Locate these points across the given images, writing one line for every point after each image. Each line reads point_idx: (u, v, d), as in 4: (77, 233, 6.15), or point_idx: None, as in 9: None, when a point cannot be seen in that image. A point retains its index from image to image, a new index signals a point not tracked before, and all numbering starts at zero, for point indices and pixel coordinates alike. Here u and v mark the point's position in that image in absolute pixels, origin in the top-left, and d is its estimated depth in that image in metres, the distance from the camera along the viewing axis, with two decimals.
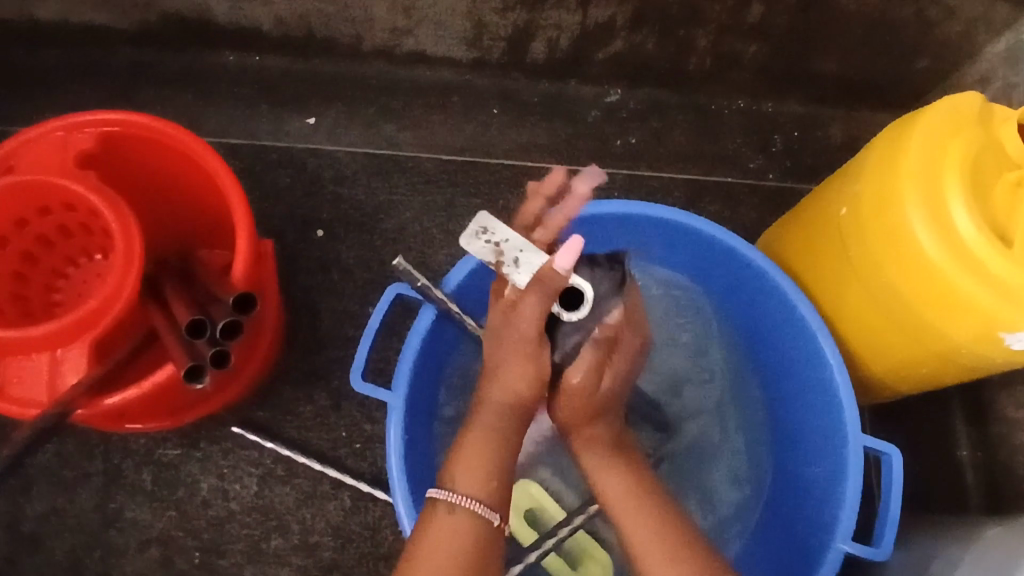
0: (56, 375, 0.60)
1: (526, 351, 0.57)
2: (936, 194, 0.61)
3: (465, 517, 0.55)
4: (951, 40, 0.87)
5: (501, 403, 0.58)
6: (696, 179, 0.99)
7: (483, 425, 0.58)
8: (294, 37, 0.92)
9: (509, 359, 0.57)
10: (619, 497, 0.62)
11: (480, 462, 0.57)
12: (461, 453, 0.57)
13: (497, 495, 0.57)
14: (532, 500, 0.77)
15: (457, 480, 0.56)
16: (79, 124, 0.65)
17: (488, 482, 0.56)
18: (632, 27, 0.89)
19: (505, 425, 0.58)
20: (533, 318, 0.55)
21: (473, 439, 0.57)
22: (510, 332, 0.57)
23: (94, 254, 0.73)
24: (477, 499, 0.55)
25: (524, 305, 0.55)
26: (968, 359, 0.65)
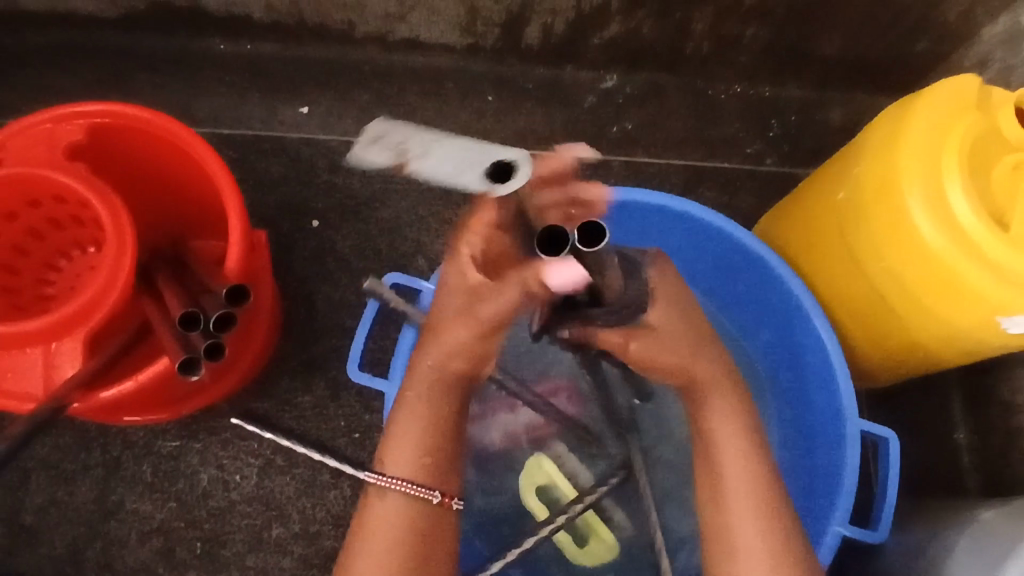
0: (51, 368, 0.60)
1: (486, 336, 0.55)
2: (935, 177, 0.61)
3: (402, 500, 0.53)
4: (951, 22, 0.86)
5: (441, 377, 0.56)
6: (693, 164, 0.98)
7: (418, 401, 0.55)
8: (286, 24, 0.91)
9: (461, 335, 0.55)
10: (710, 411, 0.58)
11: (408, 436, 0.55)
12: (394, 435, 0.56)
13: (433, 473, 0.55)
14: (545, 475, 0.78)
15: (388, 462, 0.55)
16: (67, 116, 0.64)
17: (420, 461, 0.54)
18: (629, 11, 0.88)
19: (442, 397, 0.56)
20: (503, 306, 0.54)
21: (405, 418, 0.55)
22: (470, 313, 0.54)
23: (87, 246, 0.73)
24: (411, 480, 0.54)
25: (499, 292, 0.53)
26: (965, 343, 0.65)
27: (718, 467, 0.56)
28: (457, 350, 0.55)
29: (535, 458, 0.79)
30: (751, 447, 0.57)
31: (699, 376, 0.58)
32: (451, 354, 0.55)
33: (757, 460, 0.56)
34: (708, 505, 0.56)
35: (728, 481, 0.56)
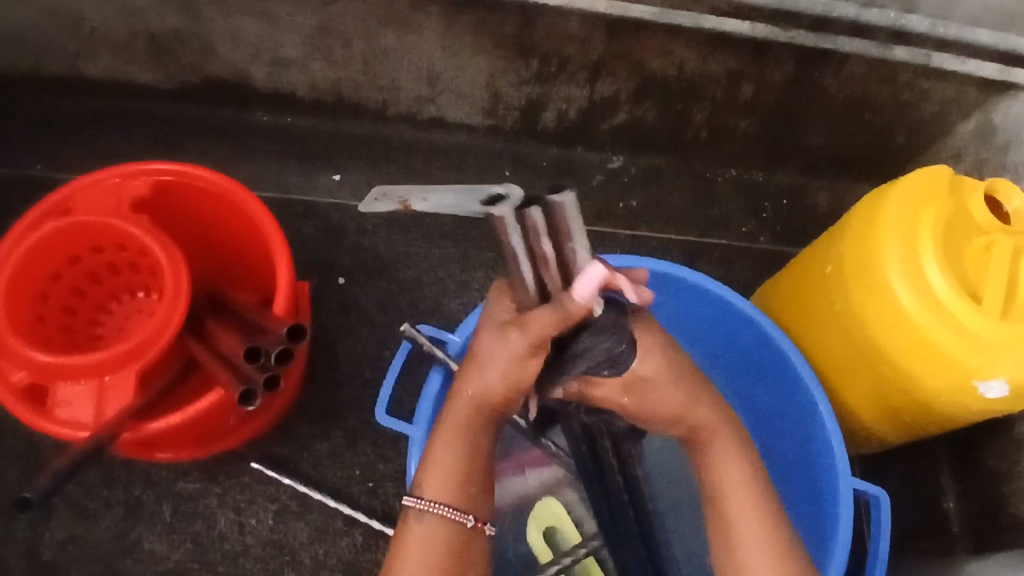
0: (101, 401, 0.64)
1: (531, 363, 0.56)
2: (913, 255, 0.68)
3: (439, 523, 0.57)
4: (927, 120, 0.96)
5: (485, 412, 0.58)
6: (694, 240, 1.06)
7: (458, 433, 0.58)
8: (325, 100, 1.00)
9: (505, 367, 0.57)
10: (716, 460, 0.62)
11: (444, 465, 0.58)
12: (429, 465, 0.58)
13: (471, 499, 0.58)
14: (553, 517, 0.83)
15: (426, 490, 0.58)
16: (134, 172, 0.72)
17: (456, 488, 0.58)
18: (636, 102, 0.97)
19: (480, 427, 0.59)
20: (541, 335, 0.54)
21: (440, 448, 0.58)
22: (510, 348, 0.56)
23: (137, 291, 0.79)
24: (449, 506, 0.57)
25: (538, 320, 0.54)
26: (945, 406, 0.71)
27: (727, 516, 0.61)
28: (501, 385, 0.57)
29: (544, 501, 0.83)
30: (760, 496, 0.61)
31: (702, 422, 0.63)
32: (493, 391, 0.57)
33: (769, 506, 0.60)
34: (722, 548, 0.60)
35: (744, 537, 0.59)
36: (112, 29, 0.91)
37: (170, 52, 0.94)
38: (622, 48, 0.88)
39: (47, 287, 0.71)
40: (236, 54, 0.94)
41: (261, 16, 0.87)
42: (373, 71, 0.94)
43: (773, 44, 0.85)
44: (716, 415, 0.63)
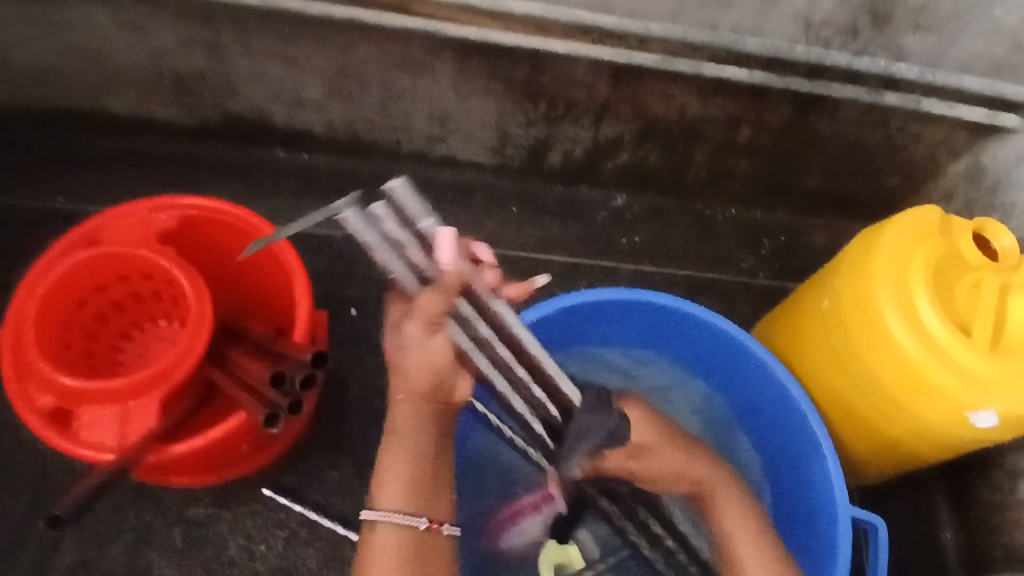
0: (125, 424, 0.66)
1: (440, 348, 0.57)
2: (905, 292, 0.71)
3: (392, 531, 0.60)
4: (919, 161, 1.00)
5: (419, 409, 0.61)
6: (694, 275, 1.09)
7: (403, 435, 0.61)
8: (341, 139, 1.05)
9: (420, 359, 0.58)
10: (720, 495, 0.70)
11: (395, 478, 0.61)
12: (383, 477, 0.61)
13: (422, 501, 0.61)
14: (562, 552, 0.85)
15: (381, 499, 0.61)
16: (162, 206, 0.75)
17: (405, 495, 0.60)
18: (639, 143, 1.02)
19: (422, 427, 0.62)
20: (432, 314, 0.54)
21: (390, 453, 0.61)
22: (417, 339, 0.56)
23: (159, 319, 0.82)
24: (399, 511, 0.60)
25: (420, 300, 0.54)
26: (938, 437, 0.73)
27: (731, 546, 0.68)
28: (423, 375, 0.59)
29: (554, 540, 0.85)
30: (745, 506, 0.70)
31: (701, 479, 0.71)
32: (418, 386, 0.60)
33: (767, 542, 0.67)
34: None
35: (743, 554, 0.67)
36: (142, 70, 0.95)
37: (195, 92, 0.99)
38: (626, 92, 0.93)
39: (74, 313, 0.74)
40: (258, 96, 0.99)
41: (285, 59, 0.92)
42: (387, 112, 0.99)
43: (770, 89, 0.89)
44: (710, 472, 0.71)
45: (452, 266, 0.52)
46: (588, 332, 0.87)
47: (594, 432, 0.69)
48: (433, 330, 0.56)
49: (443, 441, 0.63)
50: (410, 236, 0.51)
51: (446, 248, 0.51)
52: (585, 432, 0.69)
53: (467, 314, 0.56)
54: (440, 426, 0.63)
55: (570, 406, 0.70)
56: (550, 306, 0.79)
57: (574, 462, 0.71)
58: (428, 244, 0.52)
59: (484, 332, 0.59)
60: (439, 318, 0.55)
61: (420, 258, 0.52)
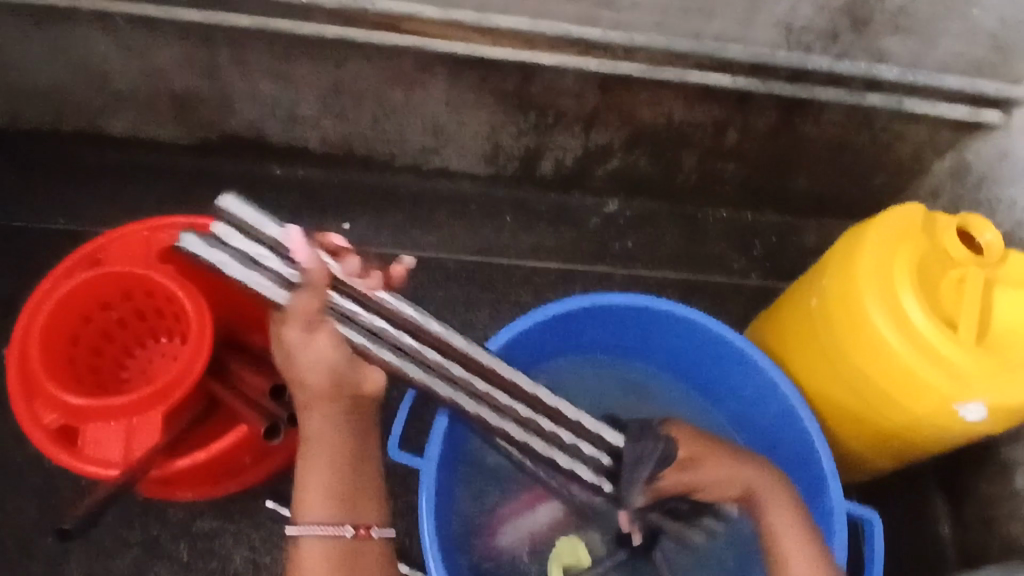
0: (130, 440, 0.68)
1: (330, 346, 0.63)
2: (890, 289, 0.73)
3: (319, 540, 0.61)
4: (905, 160, 1.02)
5: (325, 413, 0.64)
6: (687, 278, 1.11)
7: (318, 443, 0.63)
8: (336, 153, 1.07)
9: (313, 361, 0.63)
10: (768, 499, 0.70)
11: (314, 487, 0.62)
12: (302, 490, 0.62)
13: (345, 509, 0.62)
14: (572, 555, 0.81)
15: (304, 514, 0.61)
16: (162, 225, 0.77)
17: (329, 503, 0.61)
18: (628, 149, 1.04)
19: (333, 428, 0.64)
20: (310, 314, 0.62)
21: (308, 466, 0.62)
22: (306, 344, 0.63)
23: (160, 336, 0.83)
24: (322, 521, 0.61)
25: (294, 304, 0.62)
26: (928, 429, 0.75)
27: (780, 550, 0.68)
28: (321, 377, 0.63)
29: (565, 538, 0.82)
30: (793, 511, 0.70)
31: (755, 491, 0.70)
32: (318, 388, 0.63)
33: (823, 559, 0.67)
34: None
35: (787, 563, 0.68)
36: (140, 90, 0.97)
37: (192, 111, 1.01)
38: (615, 100, 0.94)
39: (78, 331, 0.75)
40: (254, 113, 1.00)
41: (280, 77, 0.93)
42: (381, 125, 1.01)
43: (754, 94, 0.91)
44: (768, 484, 0.70)
45: (311, 259, 0.62)
46: (583, 336, 0.89)
47: (649, 457, 0.70)
48: (318, 331, 0.63)
49: (364, 441, 0.65)
50: (263, 249, 0.64)
51: (296, 245, 0.63)
52: (639, 461, 0.71)
53: (347, 310, 0.65)
54: (356, 428, 0.65)
55: (616, 449, 0.74)
56: (549, 311, 0.81)
57: (636, 494, 0.71)
58: (282, 252, 0.64)
59: (374, 323, 0.66)
60: (317, 316, 0.63)
61: (279, 264, 0.64)
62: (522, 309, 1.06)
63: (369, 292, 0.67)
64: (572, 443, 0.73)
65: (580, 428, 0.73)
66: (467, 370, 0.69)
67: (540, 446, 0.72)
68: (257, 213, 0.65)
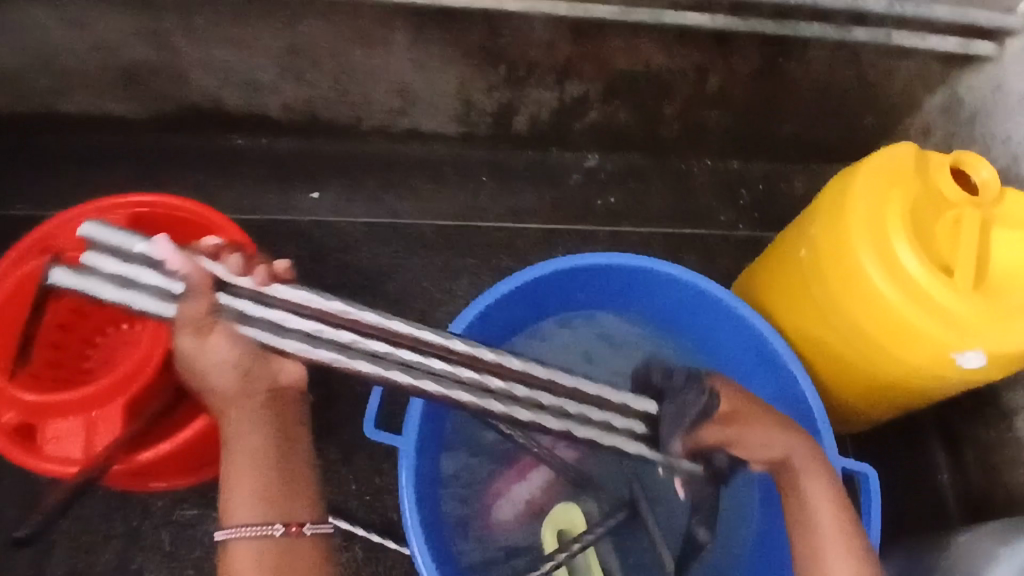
0: (90, 435, 0.65)
1: (229, 348, 0.58)
2: (883, 237, 0.69)
3: (248, 541, 0.56)
4: (895, 98, 0.97)
5: (239, 413, 0.60)
6: (673, 233, 1.07)
7: (236, 443, 0.59)
8: (300, 120, 1.01)
9: (215, 367, 0.59)
10: (806, 467, 0.61)
11: (240, 487, 0.58)
12: (229, 490, 0.58)
13: (276, 507, 0.58)
14: (568, 521, 0.81)
15: (232, 515, 0.57)
16: (110, 206, 0.73)
17: (255, 501, 0.57)
18: (606, 100, 0.98)
19: (251, 424, 0.60)
20: (197, 318, 0.57)
21: (232, 466, 0.59)
22: (199, 351, 0.59)
23: (122, 322, 0.80)
24: (252, 521, 0.57)
25: (181, 311, 0.57)
26: (925, 380, 0.72)
27: (809, 519, 0.61)
28: (230, 380, 0.60)
29: (564, 505, 0.81)
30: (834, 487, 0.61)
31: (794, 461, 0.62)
32: (229, 393, 0.60)
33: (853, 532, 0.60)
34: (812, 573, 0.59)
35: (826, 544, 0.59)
36: (86, 65, 0.91)
37: (143, 83, 0.95)
38: (589, 49, 0.89)
39: None
40: (209, 82, 0.95)
41: (231, 41, 0.87)
42: (344, 87, 0.95)
43: (736, 35, 0.86)
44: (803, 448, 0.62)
45: (186, 264, 0.56)
46: (566, 298, 0.85)
47: (693, 405, 0.63)
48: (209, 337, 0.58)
49: (293, 436, 0.61)
50: (136, 267, 0.59)
51: (166, 254, 0.56)
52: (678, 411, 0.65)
53: (239, 308, 0.58)
54: (281, 421, 0.61)
55: (652, 415, 0.67)
56: (529, 274, 0.77)
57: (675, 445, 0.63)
58: (155, 265, 0.58)
59: (273, 315, 0.58)
60: (207, 321, 0.57)
61: (157, 277, 0.58)
62: (504, 274, 1.02)
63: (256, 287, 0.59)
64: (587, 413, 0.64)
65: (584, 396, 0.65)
66: (393, 344, 0.59)
67: (500, 412, 0.61)
68: (117, 231, 0.59)
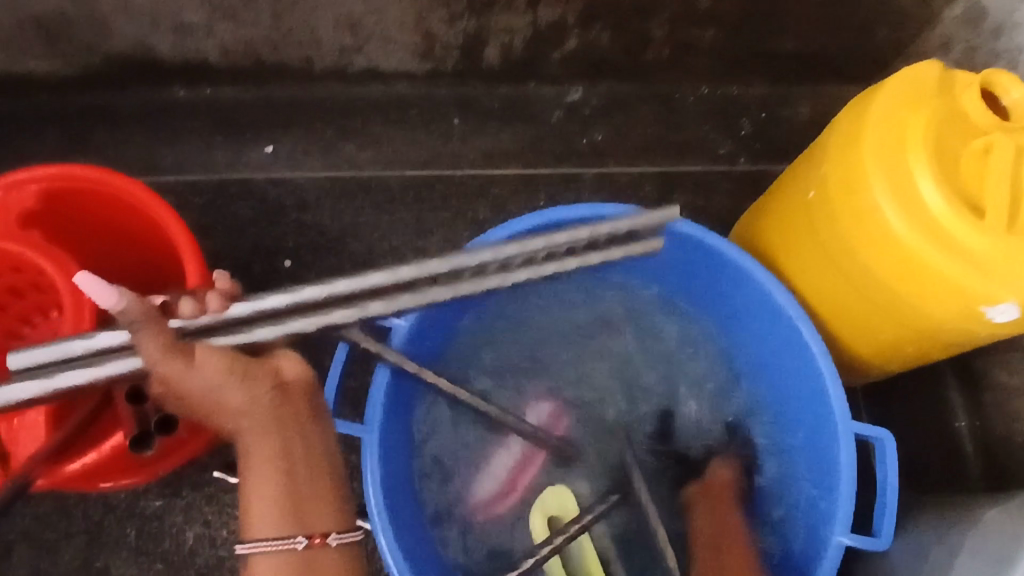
0: (19, 446, 0.62)
1: (219, 356, 0.50)
2: (904, 171, 0.59)
3: (271, 558, 0.49)
4: (913, 6, 0.85)
5: (249, 418, 0.51)
6: (666, 171, 0.97)
7: (249, 453, 0.51)
8: (243, 66, 0.90)
9: (211, 379, 0.50)
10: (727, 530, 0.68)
11: (261, 500, 0.50)
12: (247, 504, 0.51)
13: (298, 517, 0.50)
14: (559, 506, 0.77)
15: (251, 530, 0.50)
16: (15, 182, 0.63)
17: (278, 515, 0.50)
18: (585, 25, 0.87)
19: (264, 430, 0.51)
20: (167, 348, 0.49)
21: (249, 478, 0.51)
22: (189, 373, 0.49)
23: (50, 310, 0.70)
24: (273, 536, 0.49)
25: (143, 349, 0.49)
26: (950, 333, 0.64)
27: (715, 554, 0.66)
28: (230, 389, 0.50)
29: (564, 488, 0.78)
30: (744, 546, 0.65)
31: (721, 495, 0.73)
32: (231, 404, 0.50)
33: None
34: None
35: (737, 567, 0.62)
36: None
37: (60, 36, 0.83)
38: None
39: None
40: (132, 28, 0.83)
41: None
42: (285, 24, 0.84)
43: None
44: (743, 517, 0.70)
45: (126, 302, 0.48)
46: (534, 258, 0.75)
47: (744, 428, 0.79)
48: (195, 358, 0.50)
49: (308, 431, 0.53)
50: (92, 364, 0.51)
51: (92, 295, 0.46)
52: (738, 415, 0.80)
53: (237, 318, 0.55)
54: (291, 417, 0.53)
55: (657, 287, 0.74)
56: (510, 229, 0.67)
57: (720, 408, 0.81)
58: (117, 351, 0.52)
59: (271, 304, 0.56)
60: (176, 345, 0.49)
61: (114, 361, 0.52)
62: (482, 227, 0.93)
63: (215, 315, 0.54)
64: (598, 256, 0.62)
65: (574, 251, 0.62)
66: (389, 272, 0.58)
67: (495, 284, 0.60)
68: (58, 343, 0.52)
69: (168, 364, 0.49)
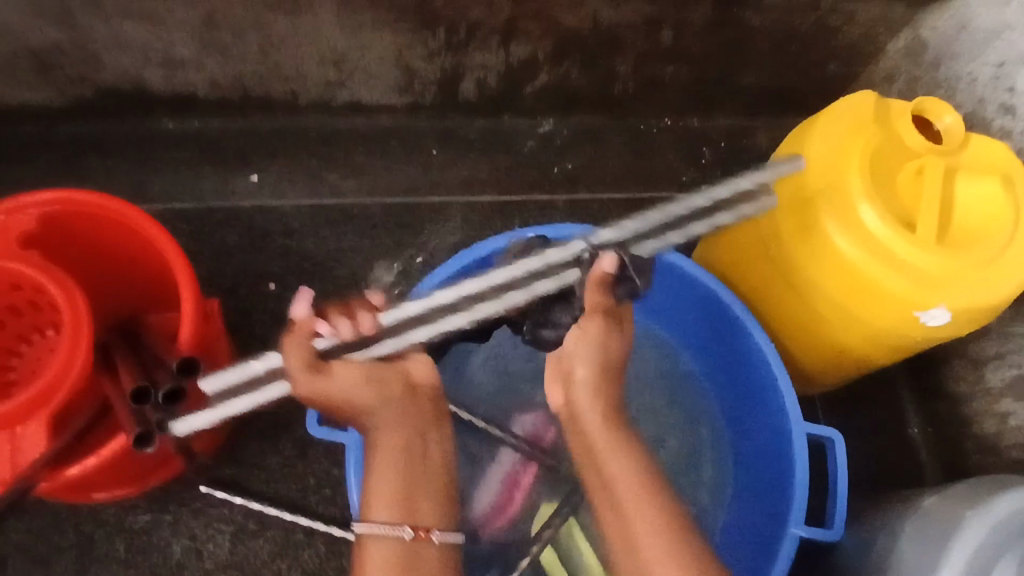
0: (16, 453, 0.62)
1: (354, 368, 0.59)
2: (844, 193, 0.66)
3: (382, 542, 0.55)
4: (857, 43, 0.93)
5: (383, 416, 0.60)
6: (634, 197, 1.02)
7: (380, 446, 0.59)
8: (230, 99, 0.95)
9: (352, 387, 0.59)
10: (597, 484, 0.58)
11: (386, 484, 0.57)
12: (373, 486, 0.57)
13: (414, 510, 0.56)
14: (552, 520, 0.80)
15: (370, 512, 0.56)
16: (19, 206, 0.67)
17: (398, 502, 0.56)
18: (555, 62, 0.93)
19: (396, 426, 0.60)
20: (307, 362, 0.58)
21: (378, 466, 0.58)
22: (329, 380, 0.58)
23: (46, 329, 0.73)
24: (386, 520, 0.55)
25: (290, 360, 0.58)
26: (892, 340, 0.69)
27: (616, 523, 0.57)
28: (365, 392, 0.59)
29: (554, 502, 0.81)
30: (663, 495, 0.57)
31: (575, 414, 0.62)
32: (374, 403, 0.60)
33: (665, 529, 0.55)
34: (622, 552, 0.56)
35: (638, 531, 0.55)
36: None
37: (58, 68, 0.88)
38: (531, 6, 0.83)
39: None
40: (127, 62, 0.88)
41: (145, 17, 0.81)
42: (273, 60, 0.89)
43: None
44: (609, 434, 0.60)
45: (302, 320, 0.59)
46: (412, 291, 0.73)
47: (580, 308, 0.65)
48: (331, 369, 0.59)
49: (431, 435, 0.62)
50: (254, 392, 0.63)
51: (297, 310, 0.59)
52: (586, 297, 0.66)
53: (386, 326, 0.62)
54: (419, 421, 0.61)
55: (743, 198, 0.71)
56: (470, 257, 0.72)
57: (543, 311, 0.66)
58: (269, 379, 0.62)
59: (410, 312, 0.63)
60: (318, 362, 0.58)
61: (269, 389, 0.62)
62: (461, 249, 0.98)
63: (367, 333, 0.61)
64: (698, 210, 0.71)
65: (549, 270, 0.64)
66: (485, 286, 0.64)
67: (523, 300, 0.64)
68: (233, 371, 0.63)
69: (314, 374, 0.58)
